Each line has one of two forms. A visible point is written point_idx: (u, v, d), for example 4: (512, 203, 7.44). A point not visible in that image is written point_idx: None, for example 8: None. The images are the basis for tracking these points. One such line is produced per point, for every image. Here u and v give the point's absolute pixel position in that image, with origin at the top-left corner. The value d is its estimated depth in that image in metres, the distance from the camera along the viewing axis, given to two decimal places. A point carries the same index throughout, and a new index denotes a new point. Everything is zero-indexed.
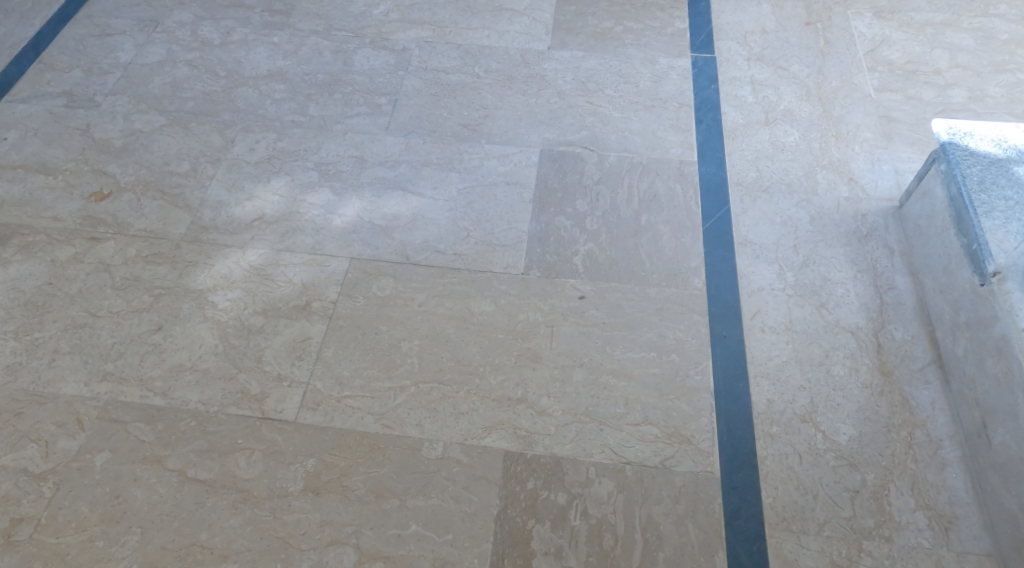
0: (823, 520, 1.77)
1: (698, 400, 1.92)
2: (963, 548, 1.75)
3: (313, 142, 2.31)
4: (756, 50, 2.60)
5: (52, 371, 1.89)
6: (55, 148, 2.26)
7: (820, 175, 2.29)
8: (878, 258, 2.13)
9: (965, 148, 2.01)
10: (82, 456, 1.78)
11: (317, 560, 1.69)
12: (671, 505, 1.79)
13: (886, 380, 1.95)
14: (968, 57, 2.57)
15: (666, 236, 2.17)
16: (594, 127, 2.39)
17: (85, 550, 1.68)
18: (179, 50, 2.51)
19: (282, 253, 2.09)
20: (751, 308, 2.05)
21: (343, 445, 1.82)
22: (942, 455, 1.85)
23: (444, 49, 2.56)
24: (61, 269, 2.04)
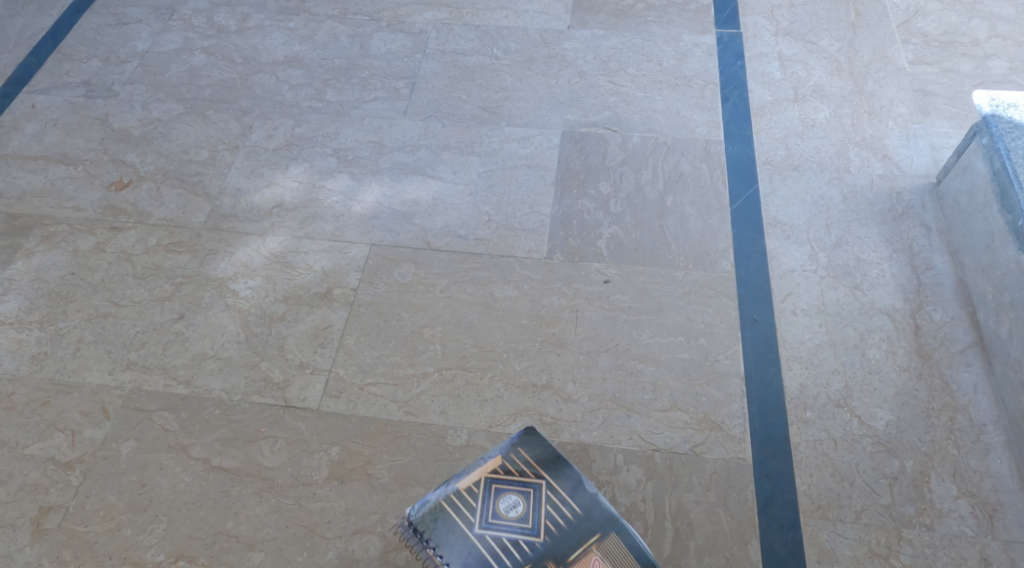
0: (861, 508, 1.71)
1: (728, 385, 1.86)
2: (1009, 536, 1.68)
3: (331, 128, 2.28)
4: (784, 24, 2.53)
5: (76, 360, 1.88)
6: (75, 139, 2.25)
7: (852, 153, 2.22)
8: (915, 237, 2.06)
9: (1009, 121, 1.93)
10: (108, 445, 1.77)
11: (342, 550, 1.66)
12: (703, 492, 1.74)
13: (924, 363, 1.88)
14: (1009, 26, 2.48)
15: (693, 218, 2.12)
16: (618, 107, 2.33)
17: (112, 539, 1.66)
18: (195, 38, 2.49)
19: (302, 241, 2.07)
20: (782, 290, 1.99)
21: (366, 433, 1.79)
22: (984, 440, 1.78)
23: (462, 31, 2.52)
24: (83, 258, 2.03)
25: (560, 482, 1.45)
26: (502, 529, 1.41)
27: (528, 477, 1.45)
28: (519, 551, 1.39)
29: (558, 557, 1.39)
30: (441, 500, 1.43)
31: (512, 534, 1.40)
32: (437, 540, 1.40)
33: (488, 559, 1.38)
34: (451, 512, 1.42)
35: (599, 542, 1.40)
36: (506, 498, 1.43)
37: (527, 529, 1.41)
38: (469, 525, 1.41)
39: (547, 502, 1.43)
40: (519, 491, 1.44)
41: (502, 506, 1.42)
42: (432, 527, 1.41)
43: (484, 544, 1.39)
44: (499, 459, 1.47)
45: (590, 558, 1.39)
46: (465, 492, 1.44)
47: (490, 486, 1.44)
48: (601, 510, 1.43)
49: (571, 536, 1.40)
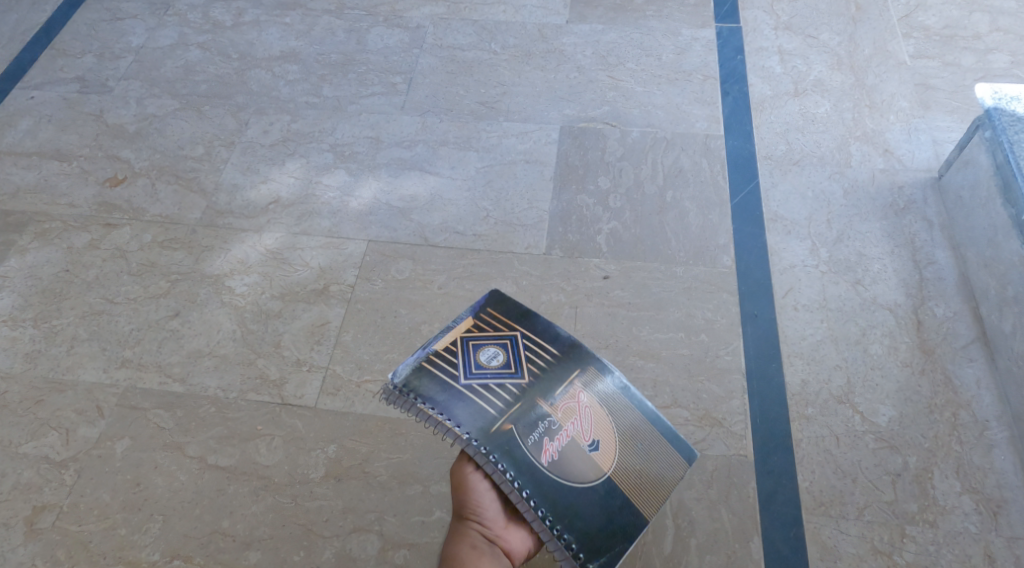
0: (863, 504, 1.70)
1: (729, 381, 1.85)
2: (1013, 532, 1.66)
3: (327, 124, 2.26)
4: (784, 18, 2.52)
5: (71, 358, 1.86)
6: (69, 135, 2.23)
7: (853, 147, 2.20)
8: (917, 232, 2.04)
9: (1012, 114, 1.94)
10: (103, 443, 1.75)
11: (340, 549, 1.64)
12: (704, 490, 1.72)
13: (927, 358, 1.86)
14: (1010, 20, 2.47)
15: (693, 213, 2.10)
16: (617, 102, 2.32)
17: (106, 539, 1.65)
18: (191, 33, 2.47)
19: (298, 237, 2.05)
20: (783, 286, 1.98)
21: (363, 431, 1.77)
22: (988, 436, 1.76)
23: (460, 26, 2.50)
24: (77, 255, 2.01)
25: (534, 330, 1.49)
26: (487, 375, 1.43)
27: (501, 330, 1.49)
28: (506, 392, 1.42)
29: (546, 393, 1.43)
30: (419, 362, 1.43)
31: (497, 379, 1.43)
32: (428, 397, 1.39)
33: (479, 405, 1.40)
34: (434, 372, 1.42)
35: (580, 377, 1.46)
36: (484, 348, 1.46)
37: (510, 371, 1.44)
38: (453, 377, 1.42)
39: (525, 350, 1.47)
40: (496, 343, 1.47)
41: (483, 357, 1.44)
42: (420, 386, 1.41)
43: (472, 392, 1.41)
44: (471, 321, 1.49)
45: (577, 393, 1.45)
46: (444, 352, 1.44)
47: (467, 343, 1.46)
48: (578, 350, 1.48)
49: (553, 374, 1.45)
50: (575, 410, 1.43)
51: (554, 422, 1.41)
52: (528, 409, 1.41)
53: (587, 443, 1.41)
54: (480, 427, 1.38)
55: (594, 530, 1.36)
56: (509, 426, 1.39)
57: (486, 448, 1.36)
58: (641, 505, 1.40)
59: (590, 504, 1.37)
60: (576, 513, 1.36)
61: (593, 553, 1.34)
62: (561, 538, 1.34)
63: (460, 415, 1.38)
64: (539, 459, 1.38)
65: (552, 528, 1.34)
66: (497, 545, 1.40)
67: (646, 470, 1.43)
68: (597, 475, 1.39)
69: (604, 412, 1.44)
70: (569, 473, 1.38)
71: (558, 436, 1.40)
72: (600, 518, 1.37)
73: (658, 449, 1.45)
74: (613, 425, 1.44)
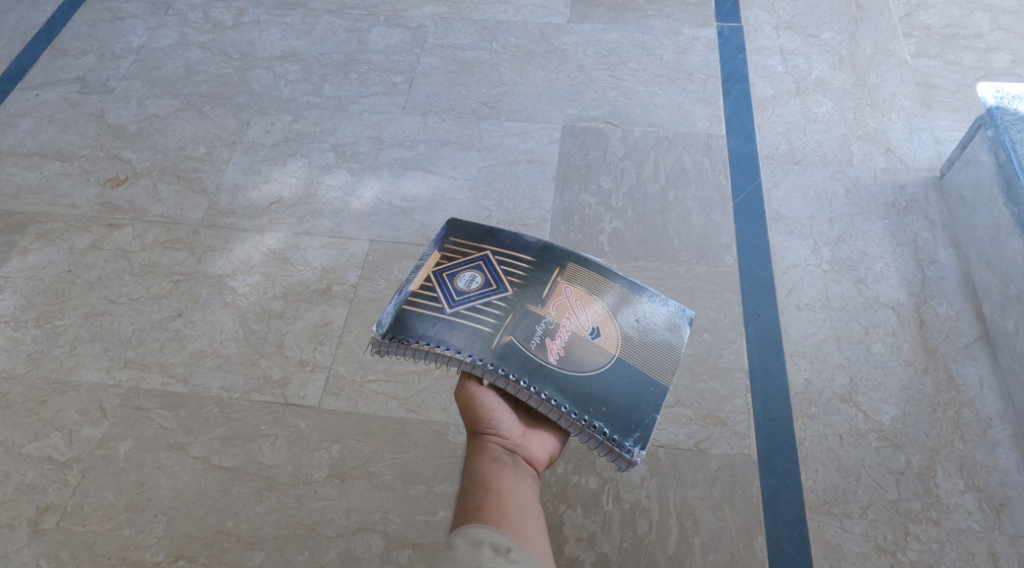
0: (867, 503, 1.70)
1: (732, 380, 1.85)
2: (1016, 531, 1.67)
3: (329, 124, 2.26)
4: (785, 18, 2.52)
5: (73, 359, 1.85)
6: (70, 135, 2.23)
7: (855, 146, 2.20)
8: (919, 231, 2.04)
9: (1014, 113, 1.94)
10: (106, 444, 1.75)
11: (344, 549, 1.64)
12: (708, 489, 1.72)
13: (930, 357, 1.86)
14: (1011, 19, 2.47)
15: (696, 212, 2.10)
16: (618, 102, 2.32)
17: (110, 539, 1.64)
18: (191, 33, 2.47)
19: (300, 237, 2.05)
20: (785, 285, 1.97)
21: (367, 430, 1.77)
22: (991, 435, 1.76)
23: (461, 25, 2.50)
24: (79, 256, 2.00)
25: (503, 246, 1.47)
26: (471, 299, 1.42)
27: (470, 252, 1.47)
28: (495, 308, 1.41)
29: (534, 298, 1.43)
30: (401, 308, 1.40)
31: (483, 299, 1.42)
32: (420, 334, 1.38)
33: (473, 327, 1.39)
34: (419, 310, 1.40)
35: (561, 273, 1.46)
36: (459, 274, 1.44)
37: (492, 288, 1.43)
38: (440, 310, 1.40)
39: (501, 264, 1.46)
40: (470, 266, 1.45)
41: (461, 283, 1.43)
42: (409, 326, 1.38)
43: (461, 318, 1.40)
44: (438, 254, 1.46)
45: (562, 287, 1.45)
46: (422, 291, 1.42)
47: (441, 276, 1.43)
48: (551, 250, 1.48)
49: (535, 279, 1.45)
50: (567, 306, 1.44)
51: (550, 322, 1.42)
52: (520, 316, 1.41)
53: (588, 333, 1.42)
54: (480, 347, 1.38)
55: (617, 407, 1.38)
56: (508, 338, 1.39)
57: (491, 364, 1.37)
58: (656, 370, 1.42)
59: (608, 386, 1.39)
60: (598, 398, 1.38)
61: (627, 432, 1.37)
62: (591, 426, 1.36)
63: (457, 341, 1.38)
64: (548, 359, 1.39)
65: (580, 419, 1.36)
66: (520, 455, 1.40)
67: (653, 341, 1.45)
68: (608, 358, 1.41)
69: (594, 298, 1.45)
70: (580, 364, 1.40)
71: (558, 334, 1.41)
72: (621, 398, 1.39)
73: (657, 316, 1.47)
74: (608, 308, 1.45)
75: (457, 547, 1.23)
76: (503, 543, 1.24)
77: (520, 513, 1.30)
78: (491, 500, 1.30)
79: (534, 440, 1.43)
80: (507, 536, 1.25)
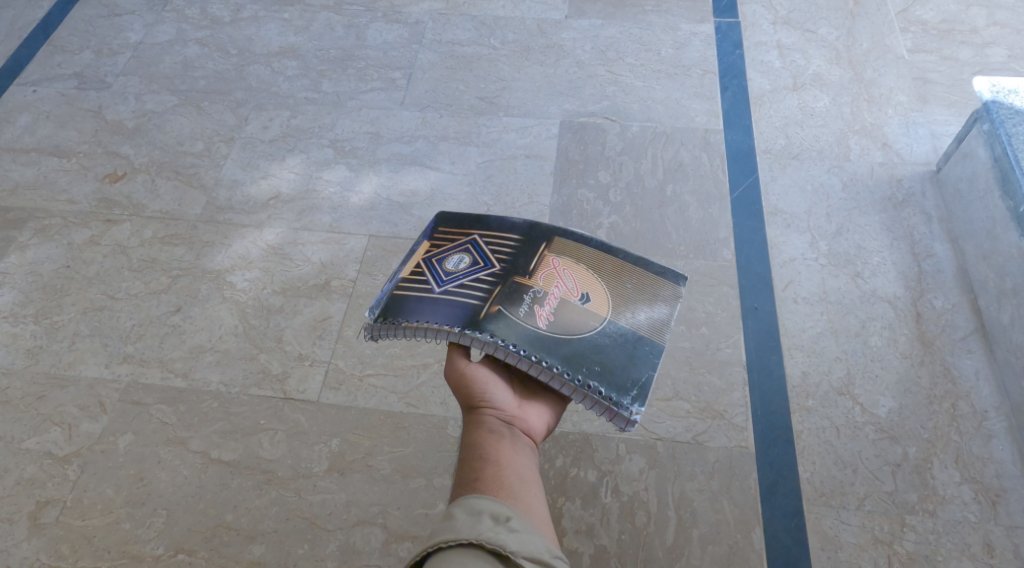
0: (864, 494, 1.71)
1: (730, 373, 1.85)
2: (1012, 522, 1.67)
3: (327, 119, 2.26)
4: (782, 13, 2.53)
5: (72, 354, 1.86)
6: (68, 131, 2.23)
7: (852, 141, 2.21)
8: (915, 225, 2.05)
9: (1010, 107, 1.94)
10: (106, 438, 1.75)
11: (343, 542, 1.65)
12: (706, 481, 1.73)
13: (927, 350, 1.87)
14: (1007, 14, 2.48)
15: (694, 207, 2.11)
16: (616, 97, 2.32)
17: (110, 533, 1.65)
18: (189, 29, 2.47)
19: (299, 232, 2.05)
20: (783, 279, 1.98)
21: (367, 424, 1.77)
22: (987, 427, 1.77)
23: (459, 21, 2.51)
24: (77, 251, 2.01)
25: (490, 230, 1.49)
26: (460, 278, 1.42)
27: (458, 238, 1.48)
28: (484, 283, 1.41)
29: (522, 270, 1.43)
30: (392, 294, 1.41)
31: (472, 276, 1.42)
32: (410, 314, 1.38)
33: (461, 300, 1.39)
34: (408, 293, 1.40)
35: (548, 245, 1.47)
36: (448, 257, 1.45)
37: (480, 266, 1.44)
38: (430, 290, 1.40)
39: (489, 245, 1.47)
40: (458, 249, 1.46)
41: (449, 264, 1.44)
42: (400, 308, 1.39)
43: (450, 294, 1.40)
44: (427, 243, 1.48)
45: (549, 258, 1.45)
46: (412, 277, 1.43)
47: (430, 261, 1.45)
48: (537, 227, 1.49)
49: (522, 255, 1.45)
50: (555, 276, 1.43)
51: (538, 290, 1.41)
52: (508, 287, 1.41)
53: (578, 298, 1.41)
54: (469, 318, 1.37)
55: (612, 368, 1.36)
56: (497, 307, 1.39)
57: (480, 332, 1.36)
58: (650, 331, 1.41)
59: (601, 347, 1.37)
60: (592, 359, 1.36)
61: (624, 390, 1.35)
62: (587, 386, 1.34)
63: (446, 316, 1.37)
64: (537, 323, 1.38)
65: (574, 380, 1.34)
66: (517, 426, 1.37)
67: (645, 303, 1.43)
68: (599, 321, 1.40)
69: (581, 266, 1.45)
70: (571, 329, 1.38)
71: (546, 302, 1.40)
72: (616, 359, 1.37)
73: (647, 279, 1.46)
74: (596, 274, 1.44)
75: (456, 518, 1.18)
76: (503, 511, 1.19)
77: (519, 482, 1.26)
78: (489, 471, 1.26)
79: (531, 412, 1.40)
80: (506, 505, 1.21)
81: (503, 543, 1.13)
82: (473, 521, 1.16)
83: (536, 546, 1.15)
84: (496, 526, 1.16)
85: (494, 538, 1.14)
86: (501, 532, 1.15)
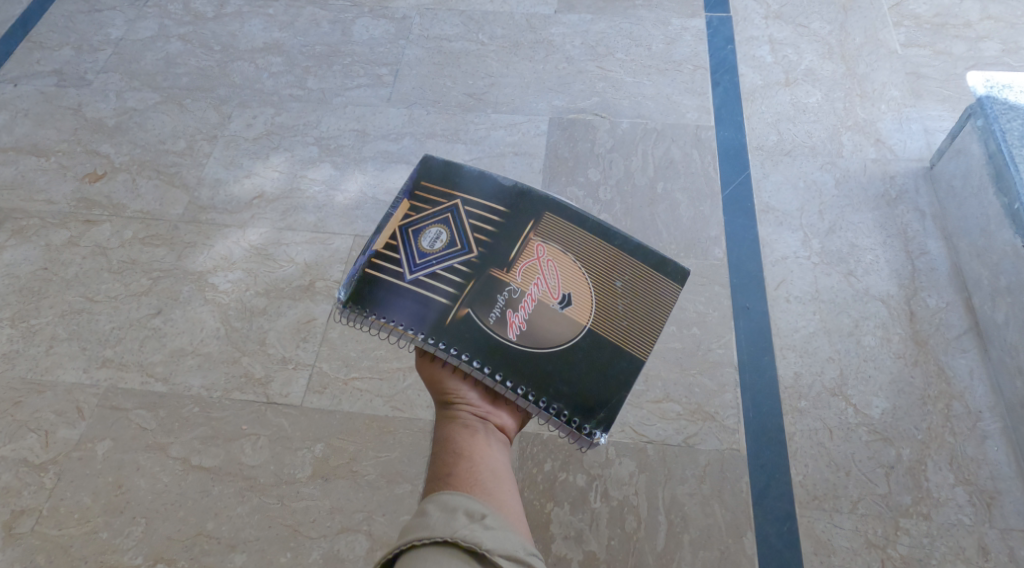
0: (857, 498, 1.68)
1: (721, 374, 1.82)
2: (1007, 524, 1.65)
3: (312, 116, 2.22)
4: (774, 7, 2.49)
5: (49, 358, 1.82)
6: (47, 130, 2.18)
7: (845, 137, 2.18)
8: (909, 222, 2.02)
9: (1004, 102, 1.92)
10: (83, 445, 1.71)
11: (327, 550, 1.62)
12: (697, 485, 1.70)
13: (920, 349, 1.84)
14: (1001, 7, 2.45)
15: (685, 204, 2.07)
16: (606, 93, 2.29)
17: (87, 543, 1.61)
18: (171, 25, 2.43)
19: (283, 232, 2.01)
20: (775, 278, 1.95)
21: (351, 429, 1.74)
22: (981, 428, 1.75)
23: (447, 16, 2.47)
24: (55, 253, 1.97)
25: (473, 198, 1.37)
26: (434, 263, 1.33)
27: (438, 202, 1.37)
28: (457, 273, 1.32)
29: (500, 262, 1.34)
30: (362, 271, 1.33)
31: (445, 263, 1.33)
32: (379, 307, 1.30)
33: (431, 297, 1.31)
34: (378, 275, 1.32)
35: (535, 229, 1.36)
36: (424, 232, 1.35)
37: (457, 248, 1.34)
38: (400, 274, 1.32)
39: (469, 219, 1.36)
40: (436, 221, 1.36)
41: (425, 242, 1.34)
42: (368, 296, 1.31)
43: (421, 285, 1.31)
44: (405, 206, 1.37)
45: (534, 248, 1.35)
46: (384, 251, 1.33)
47: (406, 233, 1.34)
48: (526, 195, 1.37)
49: (503, 237, 1.35)
50: (537, 270, 1.34)
51: (515, 290, 1.33)
52: (482, 284, 1.32)
53: (557, 301, 1.33)
54: (436, 323, 1.30)
55: (587, 390, 1.30)
56: (466, 311, 1.30)
57: (445, 342, 1.29)
58: (630, 344, 1.33)
59: (573, 365, 1.31)
60: (562, 378, 1.30)
61: (590, 414, 1.30)
62: (550, 409, 1.30)
63: (414, 316, 1.30)
64: (507, 335, 1.30)
65: (537, 402, 1.29)
66: (491, 421, 1.34)
67: (631, 308, 1.34)
68: (575, 332, 1.32)
69: (568, 259, 1.35)
70: (544, 339, 1.31)
71: (522, 306, 1.32)
72: (591, 378, 1.31)
73: (638, 277, 1.36)
74: (583, 271, 1.35)
75: (430, 513, 1.16)
76: (477, 508, 1.17)
77: (492, 481, 1.24)
78: (463, 467, 1.26)
79: (505, 404, 1.36)
80: (481, 502, 1.19)
81: (480, 540, 1.11)
82: (447, 518, 1.14)
83: (511, 544, 1.13)
84: (471, 523, 1.13)
85: (469, 536, 1.11)
86: (477, 529, 1.13)
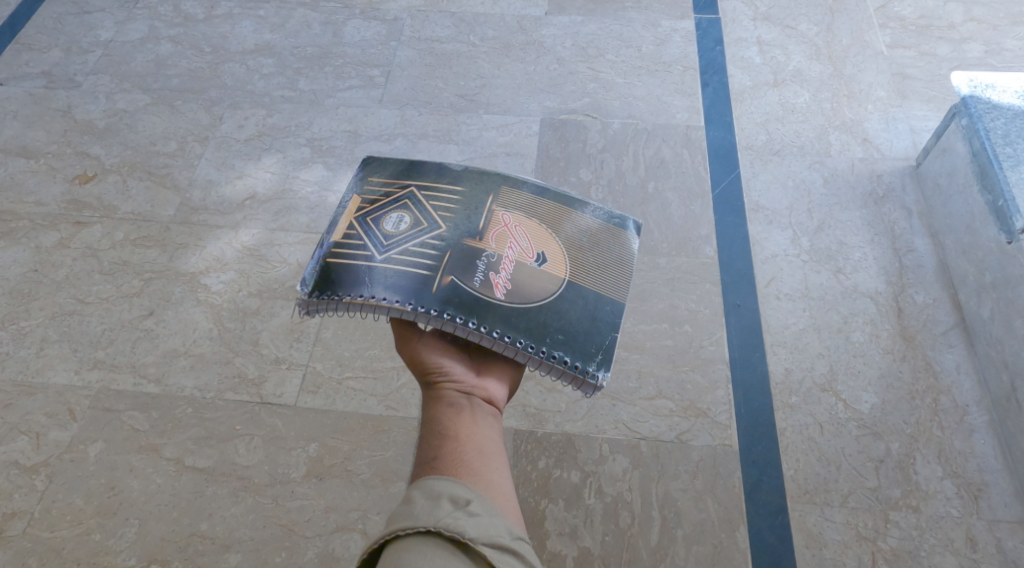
0: (848, 491, 1.70)
1: (713, 371, 1.84)
2: (994, 515, 1.67)
3: (304, 118, 2.23)
4: (762, 9, 2.52)
5: (40, 360, 1.81)
6: (36, 131, 2.18)
7: (833, 136, 2.20)
8: (896, 220, 2.04)
9: (987, 102, 1.95)
10: (75, 447, 1.71)
11: (322, 549, 1.61)
12: (690, 481, 1.71)
13: (909, 346, 1.86)
14: (984, 10, 2.48)
15: (675, 204, 2.09)
16: (597, 93, 2.30)
17: (80, 545, 1.61)
18: (162, 26, 2.43)
19: (275, 233, 2.01)
20: (765, 276, 1.97)
21: (345, 428, 1.74)
22: (968, 421, 1.77)
23: (437, 18, 2.48)
24: (46, 254, 1.96)
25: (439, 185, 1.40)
26: (402, 241, 1.33)
27: (393, 191, 1.39)
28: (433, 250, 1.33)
29: (471, 232, 1.35)
30: (325, 263, 1.33)
31: (415, 239, 1.34)
32: (349, 288, 1.29)
33: (406, 271, 1.31)
34: (344, 262, 1.32)
35: (497, 201, 1.39)
36: (385, 218, 1.36)
37: (424, 226, 1.35)
38: (369, 257, 1.32)
39: (428, 201, 1.38)
40: (395, 207, 1.37)
41: (388, 226, 1.35)
42: (337, 282, 1.30)
43: (392, 263, 1.31)
44: (358, 200, 1.39)
45: (499, 216, 1.38)
46: (345, 241, 1.34)
47: (364, 222, 1.36)
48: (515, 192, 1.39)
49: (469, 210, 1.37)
50: (507, 236, 1.36)
51: (492, 255, 1.34)
52: (459, 253, 1.33)
53: (533, 259, 1.35)
54: (420, 292, 1.29)
55: (581, 334, 1.32)
56: (449, 279, 1.31)
57: (437, 309, 1.28)
58: (610, 289, 1.37)
59: (564, 314, 1.32)
60: (556, 327, 1.31)
61: (590, 356, 1.31)
62: (553, 356, 1.29)
63: (394, 289, 1.29)
64: (494, 295, 1.31)
65: (539, 352, 1.29)
66: (478, 396, 1.32)
67: (601, 258, 1.39)
68: (558, 284, 1.34)
69: (533, 223, 1.38)
70: (530, 295, 1.32)
71: (501, 267, 1.33)
72: (584, 323, 1.32)
73: (599, 230, 1.42)
74: (549, 232, 1.38)
75: (415, 501, 1.15)
76: (462, 493, 1.16)
77: (480, 457, 1.22)
78: (449, 448, 1.23)
79: (491, 378, 1.35)
80: (467, 486, 1.17)
81: (464, 529, 1.11)
82: (432, 506, 1.13)
83: (495, 530, 1.12)
84: (455, 511, 1.13)
85: (453, 524, 1.11)
86: (461, 517, 1.12)
